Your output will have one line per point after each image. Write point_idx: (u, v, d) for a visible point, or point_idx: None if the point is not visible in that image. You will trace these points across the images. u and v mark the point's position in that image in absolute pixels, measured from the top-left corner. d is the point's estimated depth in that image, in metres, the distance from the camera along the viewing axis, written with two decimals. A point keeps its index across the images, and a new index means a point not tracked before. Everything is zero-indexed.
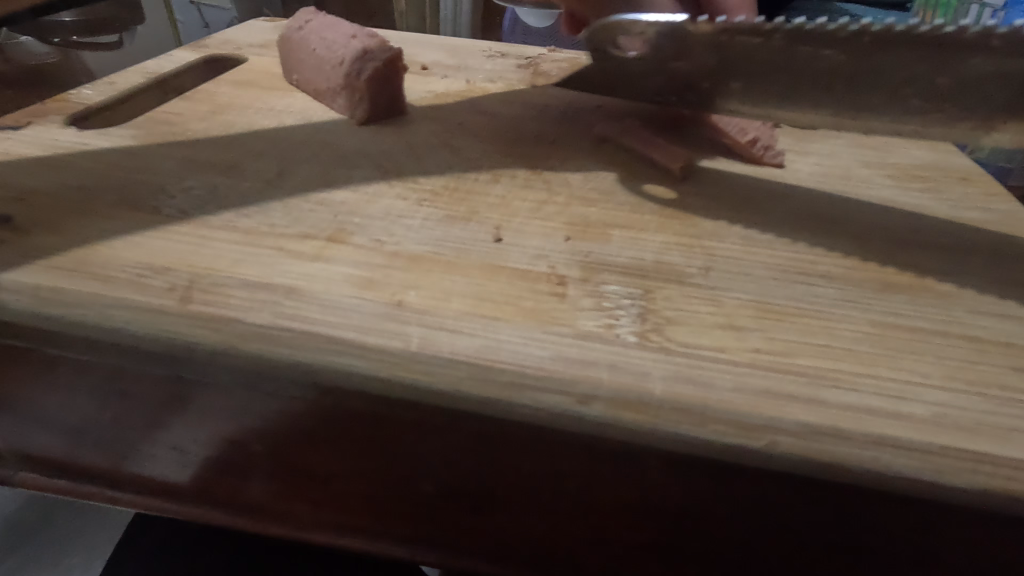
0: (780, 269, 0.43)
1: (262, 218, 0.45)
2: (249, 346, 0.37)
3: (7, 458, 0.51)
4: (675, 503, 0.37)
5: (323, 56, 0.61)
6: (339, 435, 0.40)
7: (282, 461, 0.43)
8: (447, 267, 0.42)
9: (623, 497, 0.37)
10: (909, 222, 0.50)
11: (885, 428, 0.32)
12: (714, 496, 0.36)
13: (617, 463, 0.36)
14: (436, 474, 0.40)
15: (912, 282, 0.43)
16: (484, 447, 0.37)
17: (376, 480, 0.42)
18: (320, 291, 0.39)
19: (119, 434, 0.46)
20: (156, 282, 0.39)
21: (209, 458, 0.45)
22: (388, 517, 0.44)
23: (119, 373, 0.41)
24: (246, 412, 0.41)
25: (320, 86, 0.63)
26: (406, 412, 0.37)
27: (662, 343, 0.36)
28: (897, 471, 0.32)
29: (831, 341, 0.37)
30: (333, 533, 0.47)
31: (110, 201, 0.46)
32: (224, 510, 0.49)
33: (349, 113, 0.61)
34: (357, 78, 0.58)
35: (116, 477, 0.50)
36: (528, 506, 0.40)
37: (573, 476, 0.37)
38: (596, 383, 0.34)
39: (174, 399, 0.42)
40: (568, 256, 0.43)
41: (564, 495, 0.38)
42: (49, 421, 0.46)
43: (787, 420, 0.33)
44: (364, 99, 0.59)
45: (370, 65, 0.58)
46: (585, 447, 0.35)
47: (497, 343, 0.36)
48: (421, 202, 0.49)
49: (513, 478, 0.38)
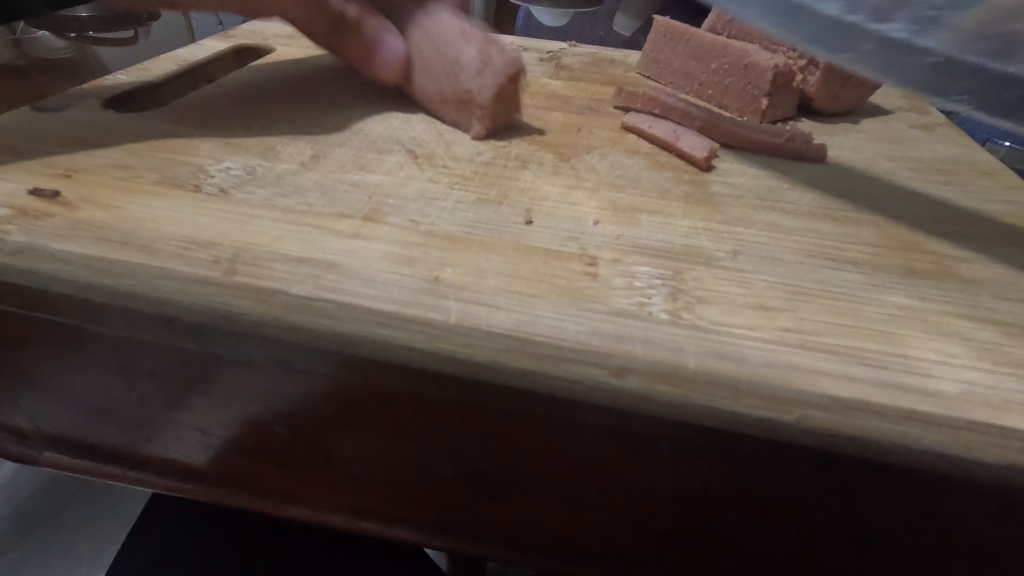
0: (807, 254, 0.44)
1: (300, 198, 0.46)
2: (293, 317, 0.38)
3: (34, 438, 0.53)
4: (695, 486, 0.38)
5: (435, 64, 0.59)
6: (368, 414, 0.41)
7: (306, 442, 0.44)
8: (482, 247, 0.43)
9: (645, 480, 0.38)
10: (933, 213, 0.51)
11: (914, 403, 0.33)
12: (732, 481, 0.37)
13: (640, 444, 0.37)
14: (459, 457, 0.41)
15: (937, 269, 0.44)
16: (512, 427, 0.39)
17: (398, 462, 0.43)
18: (360, 267, 0.40)
19: (144, 416, 0.47)
20: (201, 255, 0.40)
21: (230, 440, 0.47)
22: (408, 502, 0.45)
23: (148, 352, 0.43)
24: (271, 392, 0.42)
25: (429, 95, 0.60)
26: (436, 390, 0.38)
27: (693, 320, 0.37)
28: (926, 446, 0.33)
29: (860, 322, 0.38)
30: (354, 519, 0.48)
31: (152, 179, 0.47)
32: (248, 493, 0.50)
33: (465, 128, 0.59)
34: (480, 93, 0.56)
35: (137, 459, 0.51)
36: (552, 491, 0.41)
37: (597, 457, 0.38)
38: (632, 356, 0.35)
39: (199, 378, 0.43)
40: (598, 238, 0.44)
41: (590, 480, 0.39)
42: (74, 401, 0.48)
43: (818, 395, 0.33)
44: (484, 116, 0.57)
45: (494, 81, 0.56)
46: (611, 424, 0.36)
47: (534, 317, 0.37)
48: (452, 186, 0.50)
49: (536, 460, 0.40)
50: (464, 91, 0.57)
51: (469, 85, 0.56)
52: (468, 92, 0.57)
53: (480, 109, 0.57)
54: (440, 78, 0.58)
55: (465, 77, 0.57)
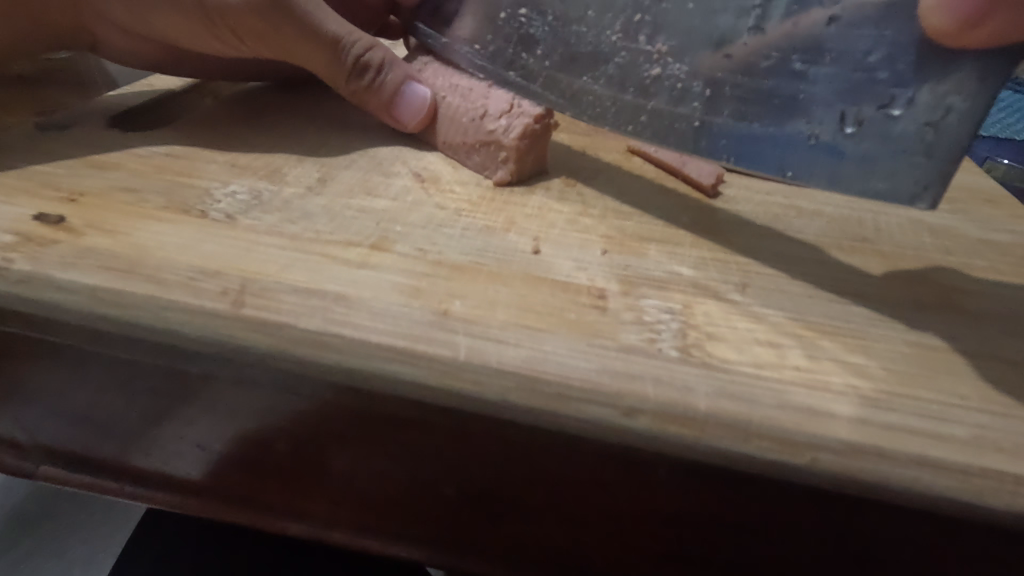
0: (815, 287, 0.44)
1: (307, 225, 0.46)
2: (300, 351, 0.38)
3: (31, 450, 0.53)
4: (697, 512, 0.37)
5: (459, 107, 0.56)
6: (361, 433, 0.41)
7: (304, 458, 0.44)
8: (490, 277, 0.42)
9: (650, 508, 0.37)
10: (940, 243, 0.51)
11: (926, 449, 0.33)
12: (737, 516, 0.36)
13: (640, 477, 0.36)
14: (456, 477, 0.41)
15: (945, 303, 0.44)
16: (509, 448, 0.38)
17: (402, 482, 0.42)
18: (368, 298, 0.40)
19: (145, 430, 0.47)
20: (209, 286, 0.40)
21: (228, 455, 0.47)
22: (405, 518, 0.45)
23: (148, 370, 0.43)
24: (271, 411, 0.42)
25: (450, 138, 0.56)
26: (438, 415, 0.38)
27: (704, 358, 0.37)
28: (939, 491, 0.32)
29: (870, 360, 0.38)
30: (352, 533, 0.47)
31: (159, 204, 0.47)
32: (248, 508, 0.50)
33: (487, 172, 0.54)
34: (504, 135, 0.52)
35: (135, 473, 0.51)
36: (549, 515, 0.40)
37: (596, 482, 0.37)
38: (643, 397, 0.35)
39: (199, 398, 0.43)
40: (606, 269, 0.44)
41: (593, 507, 0.38)
42: (72, 413, 0.48)
43: (829, 438, 0.33)
44: (511, 159, 0.53)
45: (520, 121, 0.52)
46: (610, 453, 0.36)
47: (543, 354, 0.37)
48: (459, 212, 0.49)
49: (535, 485, 0.39)
50: (490, 134, 0.53)
51: (494, 126, 0.53)
52: (491, 134, 0.53)
53: (506, 151, 0.52)
54: (463, 123, 0.55)
55: (490, 120, 0.53)
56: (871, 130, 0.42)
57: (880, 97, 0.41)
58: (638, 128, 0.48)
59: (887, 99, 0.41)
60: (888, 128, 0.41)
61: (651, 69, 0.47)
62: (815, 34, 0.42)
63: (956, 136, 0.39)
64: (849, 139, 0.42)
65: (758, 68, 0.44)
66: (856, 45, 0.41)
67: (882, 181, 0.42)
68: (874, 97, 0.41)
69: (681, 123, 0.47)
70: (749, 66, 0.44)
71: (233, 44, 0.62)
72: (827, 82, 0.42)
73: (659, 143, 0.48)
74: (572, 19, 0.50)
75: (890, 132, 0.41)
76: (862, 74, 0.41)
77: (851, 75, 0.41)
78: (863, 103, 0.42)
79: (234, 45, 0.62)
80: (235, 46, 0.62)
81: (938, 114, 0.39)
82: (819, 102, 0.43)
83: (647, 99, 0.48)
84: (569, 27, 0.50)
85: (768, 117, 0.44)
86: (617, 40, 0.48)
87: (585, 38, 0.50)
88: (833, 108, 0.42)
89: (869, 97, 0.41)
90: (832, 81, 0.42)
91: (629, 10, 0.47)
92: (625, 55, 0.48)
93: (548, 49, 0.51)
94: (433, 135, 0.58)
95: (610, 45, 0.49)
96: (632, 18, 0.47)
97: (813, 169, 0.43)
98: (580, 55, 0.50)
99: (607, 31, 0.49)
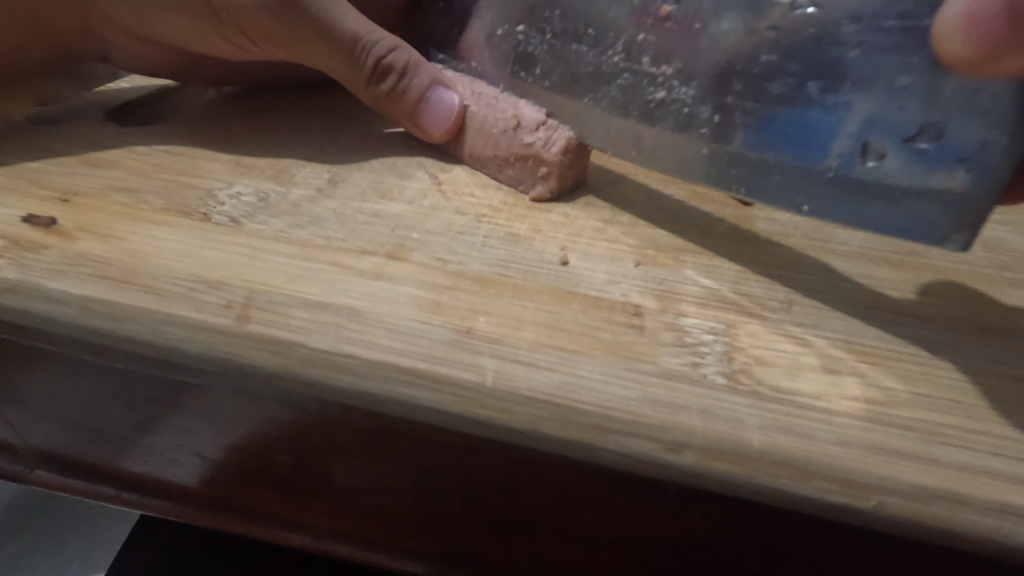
0: (865, 305, 0.41)
1: (317, 230, 0.43)
2: (309, 372, 0.35)
3: (24, 455, 0.50)
4: (739, 542, 0.33)
5: (487, 117, 0.51)
6: (369, 447, 0.38)
7: (309, 473, 0.41)
8: (516, 291, 0.39)
9: (686, 537, 0.34)
10: (999, 256, 0.47)
11: (1006, 494, 0.29)
12: (783, 554, 0.33)
13: (677, 509, 0.33)
14: (474, 495, 0.37)
15: (1009, 324, 0.40)
16: (532, 470, 0.35)
17: (412, 495, 0.39)
18: (384, 314, 0.36)
19: (144, 440, 0.44)
20: (211, 298, 0.37)
21: (232, 467, 0.44)
22: (414, 534, 0.41)
23: (145, 378, 0.39)
24: (274, 424, 0.39)
25: (478, 151, 0.51)
26: (453, 435, 0.35)
27: (752, 387, 0.34)
28: (1022, 543, 0.29)
29: (934, 391, 0.35)
30: (358, 548, 0.44)
31: (157, 206, 0.44)
32: (248, 519, 0.47)
33: (523, 187, 0.49)
34: (544, 149, 0.47)
35: (133, 480, 0.48)
36: (574, 537, 0.37)
37: (625, 507, 0.34)
38: (689, 431, 0.32)
39: (200, 410, 0.40)
40: (640, 283, 0.41)
41: (625, 532, 0.35)
42: (66, 419, 0.45)
43: (898, 481, 0.30)
44: (553, 174, 0.48)
45: (560, 134, 0.48)
46: (644, 484, 0.33)
47: (577, 381, 0.33)
48: (480, 218, 0.46)
49: (562, 508, 0.36)
50: (526, 147, 0.48)
51: (531, 139, 0.48)
52: (529, 148, 0.48)
53: (546, 166, 0.48)
54: (494, 134, 0.50)
55: (525, 131, 0.48)
56: (896, 163, 0.38)
57: (908, 129, 0.37)
58: (643, 154, 0.46)
59: (915, 131, 0.37)
60: (916, 160, 0.37)
61: (655, 93, 0.44)
62: (836, 60, 0.38)
63: (990, 171, 0.35)
64: (874, 172, 0.38)
65: (770, 94, 0.40)
66: (880, 73, 0.37)
67: (913, 221, 0.38)
68: (900, 128, 0.37)
69: (691, 149, 0.43)
70: (761, 93, 0.41)
71: (247, 48, 0.59)
72: (848, 111, 0.38)
73: (670, 168, 0.45)
74: (572, 38, 0.47)
75: (917, 167, 0.37)
76: (887, 103, 0.37)
77: (875, 104, 0.37)
78: (887, 133, 0.37)
79: (246, 48, 0.59)
80: (247, 49, 0.59)
81: (973, 150, 0.35)
82: (838, 133, 0.39)
83: (652, 124, 0.45)
84: (569, 46, 0.47)
85: (784, 147, 0.40)
86: (619, 61, 0.45)
87: (585, 58, 0.47)
88: (855, 140, 0.38)
89: (894, 127, 0.37)
90: (853, 110, 0.38)
91: (631, 30, 0.45)
92: (628, 77, 0.45)
93: (547, 68, 0.49)
94: (458, 147, 0.53)
95: (611, 67, 0.46)
96: (634, 37, 0.44)
97: (831, 205, 0.39)
98: (580, 76, 0.47)
99: (609, 52, 0.46)
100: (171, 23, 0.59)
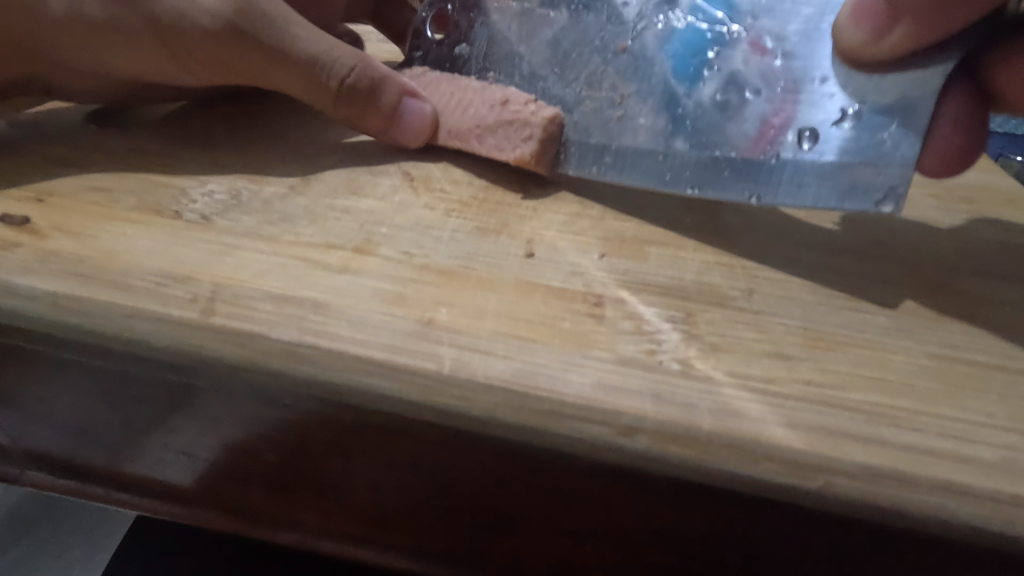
0: (828, 292, 0.41)
1: (287, 227, 0.43)
2: (276, 363, 0.36)
3: (14, 456, 0.51)
4: (702, 529, 0.35)
5: (475, 99, 0.52)
6: (349, 446, 0.39)
7: (291, 471, 0.42)
8: (480, 283, 0.40)
9: (652, 525, 0.35)
10: (962, 243, 0.47)
11: (949, 473, 0.30)
12: (745, 535, 0.34)
13: (640, 493, 0.34)
14: (451, 489, 0.38)
15: (968, 311, 0.41)
16: (504, 464, 0.36)
17: (393, 493, 0.40)
18: (348, 306, 0.37)
19: (125, 436, 0.45)
20: (178, 293, 0.37)
21: (215, 463, 0.44)
22: (394, 529, 0.42)
23: (125, 375, 0.40)
24: (251, 421, 0.40)
25: (463, 126, 0.52)
26: (427, 429, 0.36)
27: (707, 371, 0.35)
28: (964, 519, 0.30)
29: (886, 375, 0.35)
30: (343, 543, 0.45)
31: (130, 205, 0.44)
32: (236, 517, 0.48)
33: (505, 154, 0.49)
34: (535, 113, 0.48)
35: (118, 478, 0.49)
36: (546, 526, 0.38)
37: (594, 497, 0.35)
38: (641, 415, 0.32)
39: (175, 403, 0.41)
40: (604, 275, 0.41)
41: (593, 521, 0.36)
42: (51, 419, 0.46)
43: (844, 460, 0.31)
44: (536, 137, 0.48)
45: (549, 107, 0.49)
46: (606, 471, 0.34)
47: (534, 368, 0.34)
48: (449, 213, 0.46)
49: (535, 500, 0.37)
50: (516, 113, 0.49)
51: (521, 107, 0.49)
52: (518, 113, 0.49)
53: (532, 128, 0.48)
54: (482, 109, 0.51)
55: (515, 103, 0.50)
56: (829, 143, 0.41)
57: (834, 116, 0.41)
58: (604, 168, 0.48)
59: (835, 118, 0.41)
60: (848, 140, 0.40)
61: (614, 113, 0.48)
62: (763, 70, 0.43)
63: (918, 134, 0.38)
64: (813, 154, 0.41)
65: (713, 103, 0.45)
66: (800, 76, 0.42)
67: (850, 195, 0.40)
68: (826, 115, 0.41)
69: (649, 155, 0.46)
70: (706, 100, 0.45)
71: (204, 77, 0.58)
72: (780, 107, 0.42)
73: (632, 176, 0.47)
74: (539, 77, 0.51)
75: (849, 144, 0.40)
76: (808, 98, 0.42)
77: (798, 98, 0.42)
78: (815, 121, 0.41)
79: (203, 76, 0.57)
80: (201, 77, 0.58)
81: (891, 115, 0.39)
82: (776, 124, 0.43)
83: (612, 139, 0.47)
84: (536, 84, 0.51)
85: (732, 145, 0.44)
86: (582, 91, 0.50)
87: (551, 92, 0.51)
88: (790, 129, 0.42)
89: (819, 115, 0.41)
90: (780, 105, 0.42)
91: (594, 64, 0.49)
92: (590, 104, 0.49)
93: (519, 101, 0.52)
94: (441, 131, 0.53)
95: (575, 96, 0.50)
96: (596, 71, 0.49)
97: (785, 191, 0.42)
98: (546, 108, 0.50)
99: (573, 85, 0.50)
100: (120, 57, 0.56)
